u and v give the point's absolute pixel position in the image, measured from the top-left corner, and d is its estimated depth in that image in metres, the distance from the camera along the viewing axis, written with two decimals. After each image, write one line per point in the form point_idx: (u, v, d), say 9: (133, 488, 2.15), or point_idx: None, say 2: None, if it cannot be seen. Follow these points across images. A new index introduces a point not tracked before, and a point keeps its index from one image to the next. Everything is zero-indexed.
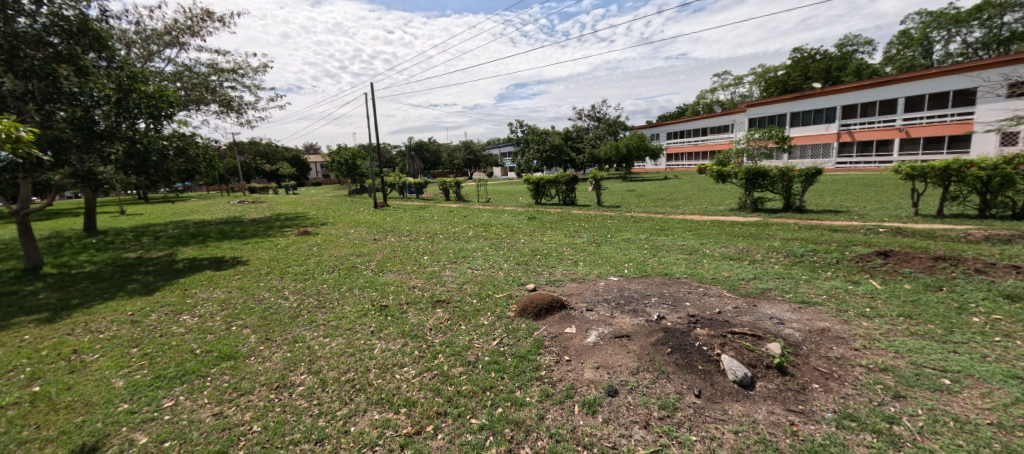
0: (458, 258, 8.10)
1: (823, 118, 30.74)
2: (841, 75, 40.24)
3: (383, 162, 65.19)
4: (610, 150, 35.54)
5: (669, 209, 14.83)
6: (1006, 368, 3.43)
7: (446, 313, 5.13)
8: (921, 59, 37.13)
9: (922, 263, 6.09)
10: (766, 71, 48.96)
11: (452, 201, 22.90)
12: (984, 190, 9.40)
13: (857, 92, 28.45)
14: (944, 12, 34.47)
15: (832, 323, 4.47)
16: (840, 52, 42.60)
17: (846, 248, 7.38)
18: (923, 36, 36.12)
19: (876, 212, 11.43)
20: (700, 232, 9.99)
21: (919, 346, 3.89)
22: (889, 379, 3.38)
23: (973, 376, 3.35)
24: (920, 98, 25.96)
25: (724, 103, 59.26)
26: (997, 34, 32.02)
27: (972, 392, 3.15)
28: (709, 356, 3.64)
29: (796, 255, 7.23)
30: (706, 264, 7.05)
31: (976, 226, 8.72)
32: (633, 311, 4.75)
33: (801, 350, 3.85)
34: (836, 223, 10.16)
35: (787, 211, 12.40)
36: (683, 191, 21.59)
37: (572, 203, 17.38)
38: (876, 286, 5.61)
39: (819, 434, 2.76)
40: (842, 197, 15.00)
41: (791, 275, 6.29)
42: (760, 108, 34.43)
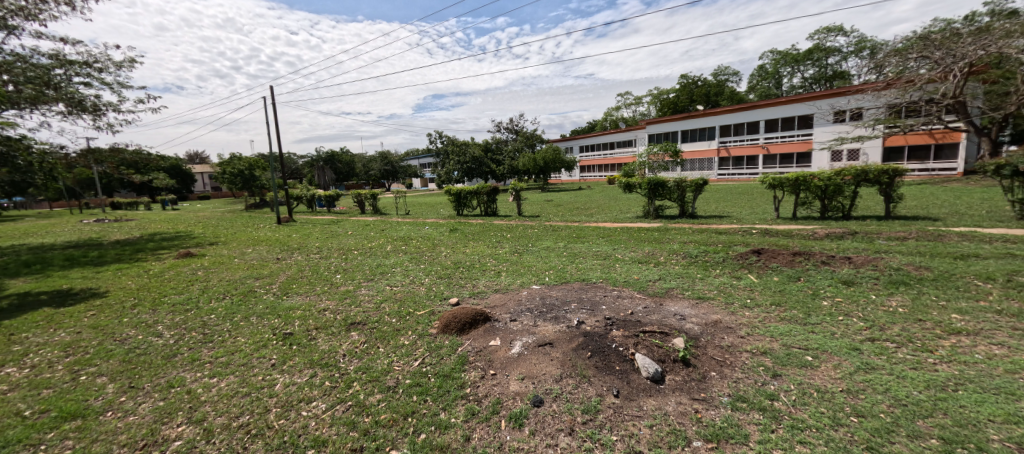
0: (375, 275, 7.62)
1: (706, 136, 35.38)
2: (718, 100, 46.92)
3: (288, 173, 59.63)
4: (528, 162, 36.82)
5: (584, 217, 15.73)
6: (849, 342, 4.19)
7: (362, 336, 4.75)
8: (775, 89, 44.96)
9: (785, 257, 7.24)
10: (659, 93, 55.07)
11: (368, 214, 21.62)
12: (824, 197, 11.54)
13: (731, 114, 33.30)
14: (789, 52, 42.17)
15: (722, 315, 5.07)
16: (716, 79, 49.72)
17: (729, 248, 8.49)
18: (775, 71, 43.81)
19: (750, 216, 13.39)
20: (612, 238, 10.70)
21: (788, 329, 4.58)
22: (768, 360, 3.90)
23: (827, 351, 4.03)
24: (775, 121, 31.21)
25: (627, 120, 65.17)
26: (824, 72, 40.13)
27: (827, 364, 3.77)
28: (625, 356, 3.85)
29: (691, 256, 8.12)
30: (619, 268, 7.57)
31: (821, 226, 10.68)
32: (555, 318, 4.88)
33: (700, 342, 4.28)
34: (721, 227, 11.67)
35: (683, 217, 13.92)
36: (595, 200, 23.11)
37: (493, 214, 17.56)
38: (753, 280, 6.52)
39: (719, 418, 3.07)
40: (724, 204, 17.31)
41: (688, 274, 7.02)
42: (657, 126, 38.45)
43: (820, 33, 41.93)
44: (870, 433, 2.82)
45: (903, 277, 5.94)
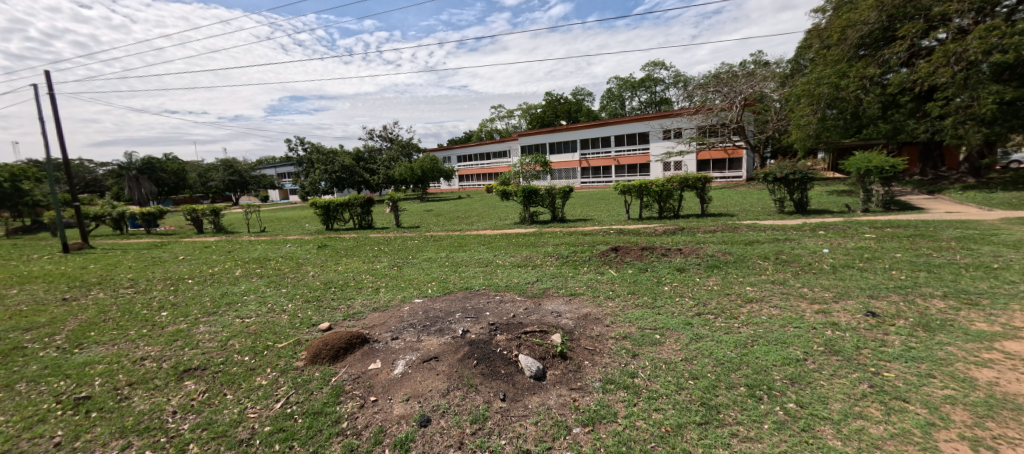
0: (220, 306, 6.36)
1: (570, 148, 39.33)
2: (577, 116, 52.78)
3: (83, 184, 46.01)
4: (405, 171, 35.56)
5: (464, 226, 15.88)
6: (685, 318, 5.09)
7: (202, 384, 3.90)
8: (620, 110, 52.59)
9: (636, 252, 8.46)
10: (528, 107, 59.25)
11: (209, 233, 18.04)
12: (660, 200, 13.89)
13: (588, 129, 37.71)
14: (629, 79, 49.88)
15: (591, 308, 5.65)
16: (574, 98, 55.91)
17: (593, 247, 9.56)
18: (619, 94, 51.38)
19: (608, 219, 15.30)
20: (492, 245, 11.04)
21: (642, 313, 5.35)
22: (628, 343, 4.48)
23: (670, 328, 4.82)
24: (623, 136, 36.42)
25: (501, 131, 68.45)
26: (654, 98, 48.69)
27: (671, 339, 4.52)
28: (509, 358, 3.97)
29: (563, 256, 8.89)
30: (500, 274, 7.82)
31: (659, 224, 12.81)
32: (440, 331, 4.77)
33: (574, 335, 4.68)
34: (586, 229, 13.07)
35: (554, 222, 15.15)
36: (475, 208, 23.57)
37: (368, 227, 16.45)
38: (613, 273, 7.45)
39: (593, 402, 3.39)
40: (587, 208, 19.45)
41: (562, 273, 7.65)
42: (528, 138, 41.27)
43: (650, 66, 50.80)
44: (701, 390, 3.47)
45: (716, 261, 7.52)
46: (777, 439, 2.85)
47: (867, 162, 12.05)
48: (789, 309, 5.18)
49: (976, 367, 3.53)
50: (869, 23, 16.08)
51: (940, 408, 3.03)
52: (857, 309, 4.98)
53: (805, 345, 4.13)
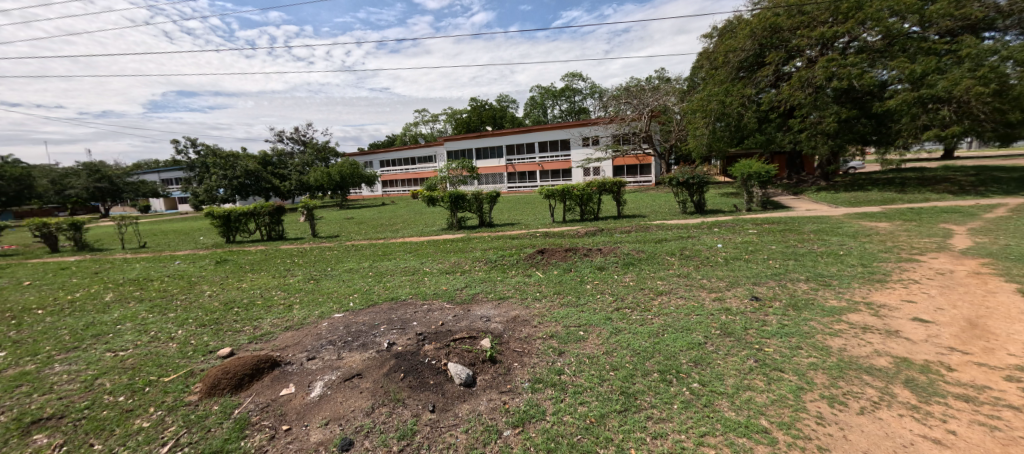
0: (85, 339, 5.31)
1: (496, 153, 39.85)
2: (502, 123, 53.75)
3: None
4: (321, 176, 33.06)
5: (389, 233, 15.23)
6: (605, 314, 5.43)
7: (59, 436, 3.22)
8: (543, 117, 54.66)
9: (560, 254, 8.83)
10: (453, 112, 58.89)
11: (70, 251, 15.01)
12: (582, 204, 14.68)
13: (513, 135, 38.55)
14: (550, 88, 52.11)
15: (520, 310, 5.77)
16: (499, 105, 56.89)
17: (520, 251, 9.77)
18: (541, 102, 53.41)
19: (534, 222, 15.78)
20: (419, 252, 10.74)
21: (567, 312, 5.58)
22: (554, 342, 4.65)
23: (592, 324, 5.10)
24: (546, 142, 37.84)
25: (426, 135, 67.08)
26: (573, 107, 51.49)
27: (593, 335, 4.79)
28: (437, 368, 3.89)
29: (492, 261, 8.96)
30: (427, 281, 7.63)
31: (581, 226, 13.53)
32: (362, 346, 4.51)
33: (503, 338, 4.73)
34: (513, 233, 13.32)
35: (482, 227, 15.20)
36: (400, 215, 22.76)
37: (279, 238, 15.00)
38: (540, 275, 7.69)
39: (522, 403, 3.45)
40: (514, 213, 19.86)
41: (490, 278, 7.70)
42: (454, 143, 40.97)
43: (569, 77, 53.66)
44: (621, 380, 3.73)
45: (631, 259, 8.15)
46: (685, 417, 3.17)
47: (749, 168, 14.01)
48: (692, 299, 5.81)
49: (830, 337, 4.28)
50: (746, 50, 18.77)
51: (807, 374, 3.61)
52: (744, 295, 5.75)
53: (705, 330, 4.64)
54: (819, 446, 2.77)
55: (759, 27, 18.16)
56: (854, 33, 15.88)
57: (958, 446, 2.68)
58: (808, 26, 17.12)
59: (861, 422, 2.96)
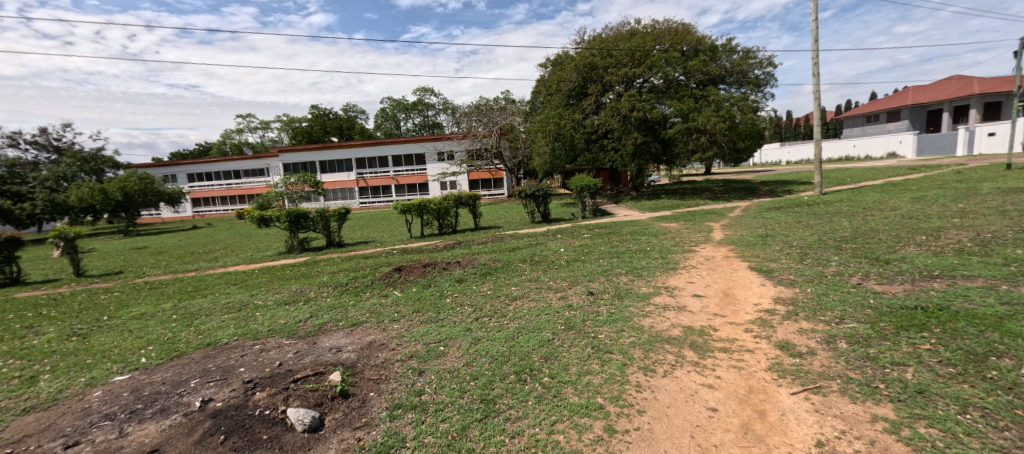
0: None
1: (344, 167, 36.78)
2: (349, 134, 50.06)
3: None
4: (95, 194, 24.92)
5: (205, 263, 12.41)
6: (465, 326, 5.50)
7: None
8: (395, 130, 52.94)
9: (419, 270, 8.61)
10: (289, 120, 52.11)
11: None
12: (439, 218, 14.65)
13: (363, 148, 36.25)
14: (401, 101, 50.95)
15: (375, 335, 5.39)
16: (345, 115, 52.87)
17: (375, 270, 9.15)
18: (393, 114, 51.74)
19: (390, 239, 15.05)
20: (248, 283, 9.03)
21: (427, 329, 5.47)
22: (413, 362, 4.48)
23: (453, 338, 5.11)
24: (399, 156, 36.68)
25: (254, 145, 57.48)
26: (427, 121, 51.48)
27: (453, 349, 4.79)
28: (273, 418, 3.32)
29: (342, 284, 8.14)
30: (259, 317, 6.45)
31: (440, 240, 13.52)
32: (162, 412, 3.53)
33: (357, 368, 4.35)
34: (367, 252, 12.42)
35: (330, 247, 13.72)
36: (221, 239, 18.83)
37: (14, 282, 10.63)
38: (398, 294, 7.33)
39: (379, 436, 3.21)
40: (368, 230, 18.58)
41: (341, 303, 6.97)
42: (292, 155, 36.23)
43: (420, 91, 53.52)
44: (480, 389, 3.82)
45: (488, 269, 8.50)
46: (538, 410, 3.44)
47: (582, 181, 16.27)
48: (541, 300, 6.38)
49: (643, 318, 5.27)
50: (573, 81, 21.90)
51: (628, 352, 4.34)
52: (582, 291, 6.61)
53: (552, 327, 5.15)
54: (638, 410, 3.35)
55: (580, 63, 21.45)
56: (646, 76, 20.18)
57: (721, 386, 3.60)
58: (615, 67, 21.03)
59: (664, 382, 3.72)
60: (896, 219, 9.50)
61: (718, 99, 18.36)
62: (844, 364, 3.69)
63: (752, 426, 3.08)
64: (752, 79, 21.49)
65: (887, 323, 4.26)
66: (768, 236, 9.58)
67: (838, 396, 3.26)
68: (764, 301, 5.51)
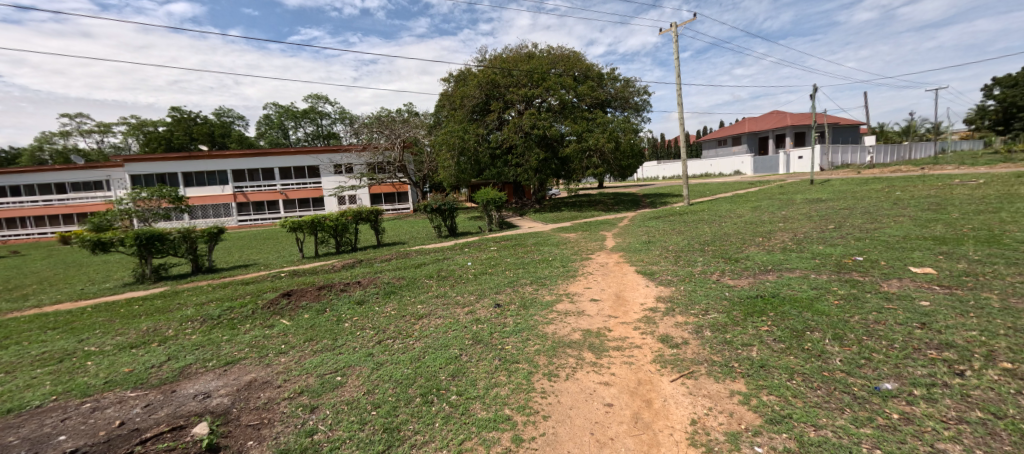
0: None
1: (217, 180, 31.98)
2: (224, 142, 43.68)
3: None
4: None
5: (7, 304, 9.52)
6: (366, 351, 5.11)
7: None
8: (282, 139, 47.75)
9: (312, 294, 7.78)
10: (140, 123, 43.53)
11: None
12: (336, 235, 13.47)
13: (241, 158, 31.96)
14: (288, 108, 46.29)
15: (256, 372, 4.70)
16: (218, 120, 46.08)
17: (257, 298, 7.99)
18: (279, 122, 46.65)
19: (276, 261, 13.36)
20: (76, 326, 7.14)
21: (321, 359, 4.95)
22: (304, 398, 4.01)
23: (351, 365, 4.70)
24: (288, 168, 33.14)
25: (88, 152, 46.59)
26: (320, 131, 47.56)
27: (352, 377, 4.40)
28: None
29: (213, 317, 6.93)
30: (92, 368, 5.14)
31: (337, 259, 12.44)
32: None
33: (231, 415, 3.73)
34: (247, 276, 10.84)
35: (197, 273, 11.63)
36: (35, 271, 14.70)
37: None
38: (285, 324, 6.50)
39: None
40: (249, 252, 16.27)
41: (210, 340, 5.91)
42: (145, 165, 30.43)
43: (312, 98, 49.34)
44: (383, 417, 3.57)
45: (392, 288, 8.05)
46: (445, 431, 3.33)
47: (488, 195, 16.55)
48: (449, 316, 6.25)
49: (547, 325, 5.50)
50: (476, 97, 22.35)
51: (533, 360, 4.48)
52: (489, 304, 6.65)
53: (460, 343, 5.07)
54: (543, 415, 3.46)
55: (483, 80, 22.01)
56: (543, 97, 21.55)
57: (616, 382, 3.92)
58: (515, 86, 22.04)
59: (566, 385, 3.92)
60: (742, 224, 11.57)
61: (605, 121, 20.38)
62: (709, 349, 4.31)
63: (641, 415, 3.40)
64: (632, 105, 24.41)
65: (738, 311, 5.11)
66: (650, 242, 10.86)
67: (706, 378, 3.79)
68: (649, 300, 6.20)
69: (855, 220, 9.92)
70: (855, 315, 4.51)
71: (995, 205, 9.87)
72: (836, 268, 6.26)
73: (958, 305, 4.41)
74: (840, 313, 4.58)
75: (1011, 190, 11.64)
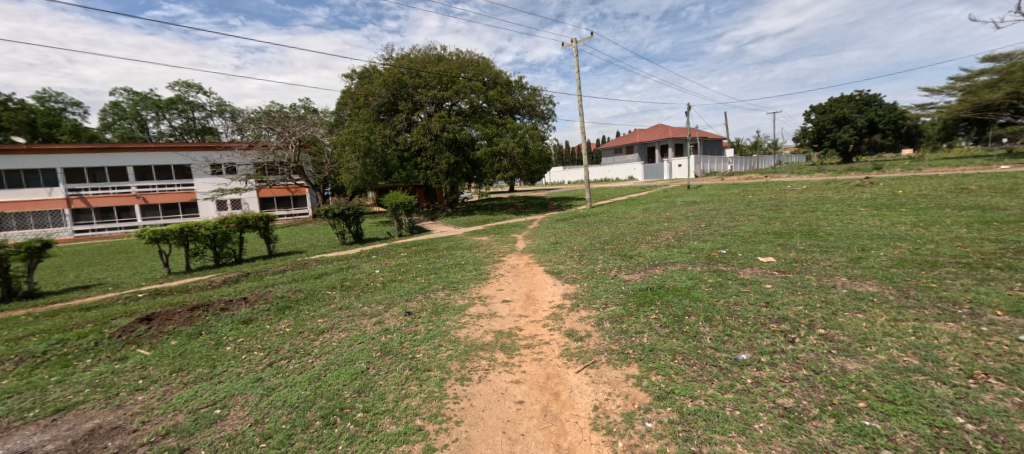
0: None
1: (42, 182, 25.70)
2: (51, 133, 34.83)
3: None
4: None
5: None
6: (254, 376, 4.51)
7: None
8: (139, 132, 39.83)
9: (182, 316, 6.61)
10: None
11: None
12: (214, 245, 11.62)
13: (79, 155, 26.01)
14: (147, 96, 38.82)
15: (102, 417, 3.84)
16: (41, 106, 36.62)
17: (104, 325, 6.50)
18: (135, 112, 38.81)
19: (131, 279, 11.05)
20: None
21: (194, 391, 4.22)
22: (172, 440, 3.39)
23: (235, 394, 4.11)
24: (147, 168, 27.85)
25: None
26: (192, 125, 40.78)
27: (236, 408, 3.86)
28: None
29: (36, 355, 5.47)
30: None
31: (215, 273, 10.76)
32: None
33: None
34: (88, 300, 8.78)
35: (10, 300, 9.07)
36: None
37: None
38: (145, 354, 5.41)
39: None
40: (91, 269, 13.20)
41: (31, 385, 4.65)
42: None
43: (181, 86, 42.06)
44: (275, 449, 3.19)
45: (286, 303, 7.22)
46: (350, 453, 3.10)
47: (396, 199, 15.85)
48: (354, 328, 5.82)
49: (459, 330, 5.46)
50: (382, 96, 21.33)
51: (445, 366, 4.40)
52: (399, 313, 6.36)
53: (366, 356, 4.77)
54: (455, 421, 3.43)
55: (389, 79, 21.08)
56: (453, 100, 21.42)
57: (527, 379, 4.06)
58: (424, 88, 21.56)
59: (479, 387, 3.94)
60: (635, 225, 12.89)
61: (514, 127, 21.00)
62: (608, 340, 4.71)
63: (550, 408, 3.57)
64: (539, 113, 25.61)
65: (632, 302, 5.68)
66: (557, 243, 11.50)
67: (606, 366, 4.13)
68: (556, 298, 6.56)
69: (720, 219, 11.76)
70: (721, 299, 5.33)
71: (814, 205, 12.54)
72: (707, 260, 7.32)
73: (790, 286, 5.50)
74: (709, 298, 5.38)
75: (824, 194, 14.87)
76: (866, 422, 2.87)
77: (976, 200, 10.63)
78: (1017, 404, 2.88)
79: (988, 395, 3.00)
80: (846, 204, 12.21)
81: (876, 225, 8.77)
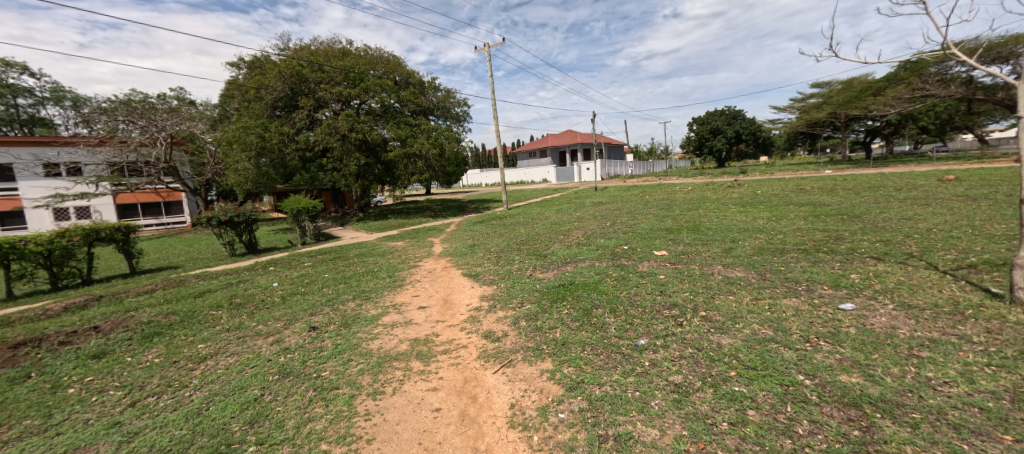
0: None
1: None
2: None
3: None
4: None
5: None
6: (108, 420, 3.72)
7: None
8: None
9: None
10: None
11: None
12: (49, 264, 9.32)
13: None
14: None
15: None
16: None
17: None
18: None
19: None
20: None
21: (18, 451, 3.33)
22: None
23: (80, 447, 3.35)
24: None
25: None
26: (14, 114, 32.39)
27: None
28: None
29: None
30: None
31: (53, 299, 8.65)
32: None
33: None
34: None
35: None
36: None
37: None
38: None
39: None
40: None
41: None
42: None
43: None
44: None
45: (155, 328, 6.09)
46: None
47: (297, 203, 14.40)
48: (245, 351, 5.14)
49: (372, 341, 5.15)
50: (277, 90, 19.24)
51: (356, 382, 4.11)
52: (301, 329, 5.78)
53: (261, 381, 4.24)
54: (367, 439, 3.23)
55: (285, 71, 19.09)
56: (362, 98, 20.19)
57: (444, 385, 3.98)
58: (327, 83, 19.98)
59: (392, 400, 3.76)
60: (549, 225, 13.49)
61: (428, 128, 20.50)
62: (524, 337, 4.85)
63: (467, 412, 3.55)
64: (453, 115, 25.38)
65: (546, 299, 5.93)
66: (475, 245, 11.52)
67: (521, 363, 4.25)
68: (473, 300, 6.56)
69: (623, 218, 12.87)
70: (624, 291, 5.84)
71: (697, 204, 14.39)
72: (612, 256, 7.96)
73: (679, 275, 6.24)
74: (614, 291, 5.86)
75: (705, 194, 17.16)
76: (736, 388, 3.38)
77: (811, 198, 13.19)
78: (838, 359, 3.64)
79: (819, 354, 3.74)
80: (721, 203, 14.27)
81: (743, 220, 10.37)
